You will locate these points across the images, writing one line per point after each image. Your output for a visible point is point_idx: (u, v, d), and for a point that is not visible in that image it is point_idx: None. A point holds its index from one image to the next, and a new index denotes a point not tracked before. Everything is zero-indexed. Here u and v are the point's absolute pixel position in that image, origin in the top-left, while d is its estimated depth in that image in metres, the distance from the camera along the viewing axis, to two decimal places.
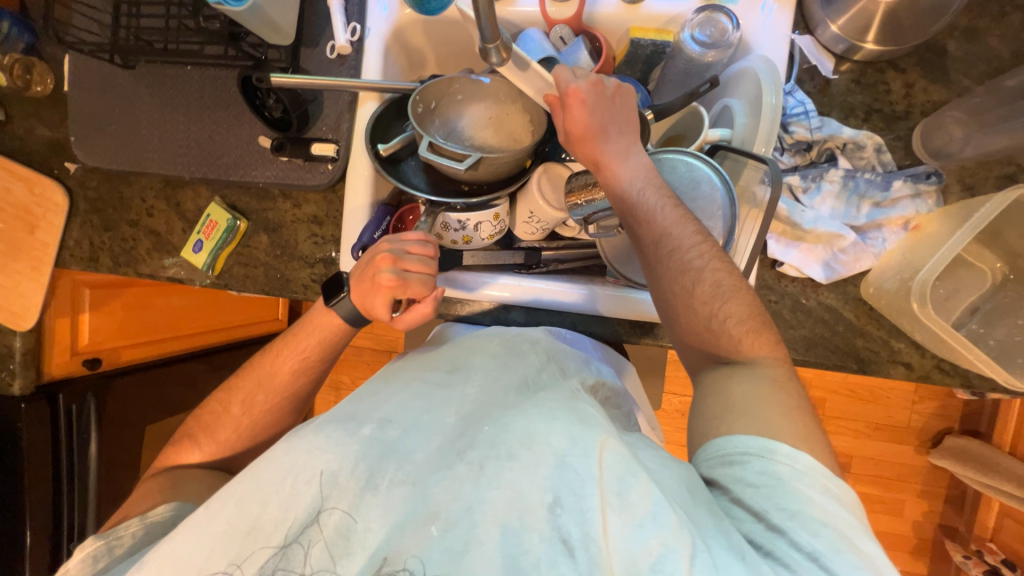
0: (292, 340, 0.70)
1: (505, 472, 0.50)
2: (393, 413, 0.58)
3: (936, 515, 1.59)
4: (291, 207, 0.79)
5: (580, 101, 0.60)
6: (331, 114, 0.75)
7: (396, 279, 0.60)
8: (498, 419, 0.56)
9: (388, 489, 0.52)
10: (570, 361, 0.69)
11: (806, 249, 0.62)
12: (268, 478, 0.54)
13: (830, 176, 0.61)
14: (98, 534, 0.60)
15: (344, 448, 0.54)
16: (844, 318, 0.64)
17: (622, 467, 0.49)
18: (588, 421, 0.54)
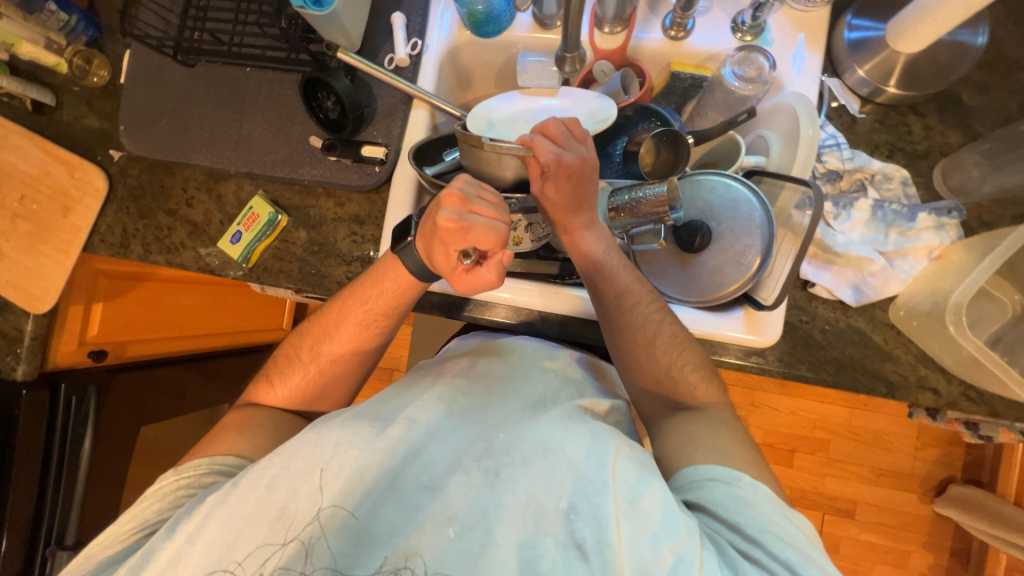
0: (360, 289, 0.70)
1: (520, 477, 0.51)
2: (418, 414, 0.58)
3: (941, 569, 1.55)
4: (334, 206, 0.80)
5: (565, 168, 0.63)
6: (384, 120, 0.79)
7: (457, 221, 0.55)
8: (514, 428, 0.56)
9: (407, 493, 0.52)
10: (586, 386, 0.66)
11: (837, 272, 0.65)
12: (296, 464, 0.53)
13: (860, 205, 0.65)
14: (172, 470, 0.61)
15: (371, 447, 0.54)
16: (873, 341, 0.66)
17: (634, 475, 0.50)
18: (598, 428, 0.55)
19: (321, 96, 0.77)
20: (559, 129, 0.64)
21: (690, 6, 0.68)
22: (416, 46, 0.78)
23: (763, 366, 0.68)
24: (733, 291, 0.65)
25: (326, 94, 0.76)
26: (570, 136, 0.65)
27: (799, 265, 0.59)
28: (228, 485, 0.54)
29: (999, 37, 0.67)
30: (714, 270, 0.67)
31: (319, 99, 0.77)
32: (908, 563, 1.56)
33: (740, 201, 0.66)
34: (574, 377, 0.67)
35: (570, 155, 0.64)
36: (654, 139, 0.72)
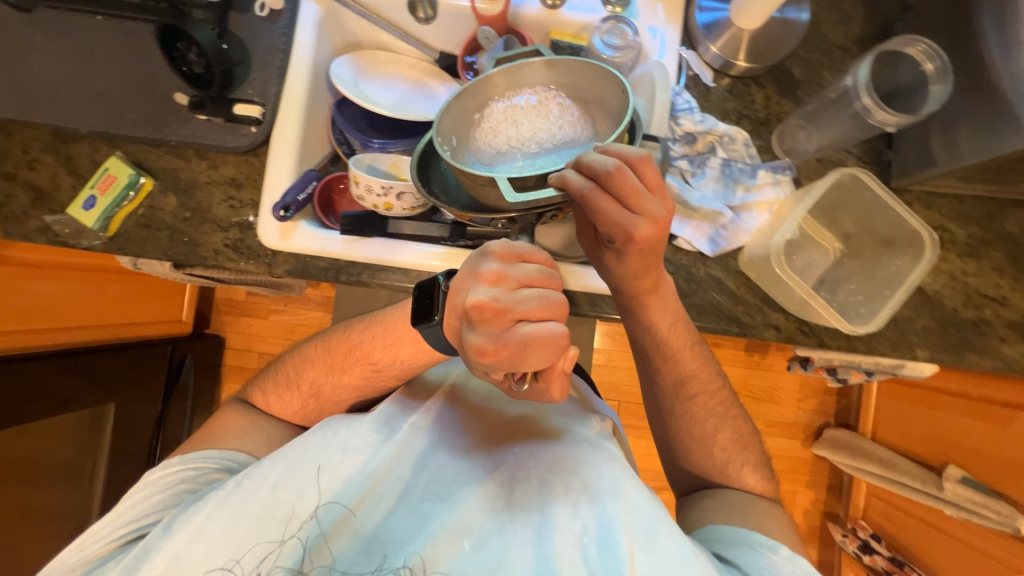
0: (370, 343, 0.67)
1: (537, 491, 0.58)
2: (424, 419, 0.65)
3: (821, 504, 1.78)
4: (207, 168, 0.75)
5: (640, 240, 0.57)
6: (259, 77, 0.75)
7: (500, 342, 0.46)
8: (531, 446, 0.62)
9: (420, 501, 0.59)
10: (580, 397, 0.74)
11: (695, 226, 0.72)
12: (305, 466, 0.59)
13: (711, 163, 0.73)
14: (180, 457, 0.65)
15: (379, 451, 0.61)
16: (727, 287, 0.74)
17: (648, 510, 0.56)
18: (614, 458, 0.61)
19: (182, 47, 0.71)
20: (632, 183, 0.54)
21: None
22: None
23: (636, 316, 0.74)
24: None
25: (188, 44, 0.70)
26: (643, 186, 0.56)
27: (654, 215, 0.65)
28: (230, 484, 0.57)
29: (821, 21, 0.77)
30: None
31: (179, 50, 0.71)
32: (795, 501, 1.78)
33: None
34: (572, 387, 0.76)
35: (642, 221, 0.56)
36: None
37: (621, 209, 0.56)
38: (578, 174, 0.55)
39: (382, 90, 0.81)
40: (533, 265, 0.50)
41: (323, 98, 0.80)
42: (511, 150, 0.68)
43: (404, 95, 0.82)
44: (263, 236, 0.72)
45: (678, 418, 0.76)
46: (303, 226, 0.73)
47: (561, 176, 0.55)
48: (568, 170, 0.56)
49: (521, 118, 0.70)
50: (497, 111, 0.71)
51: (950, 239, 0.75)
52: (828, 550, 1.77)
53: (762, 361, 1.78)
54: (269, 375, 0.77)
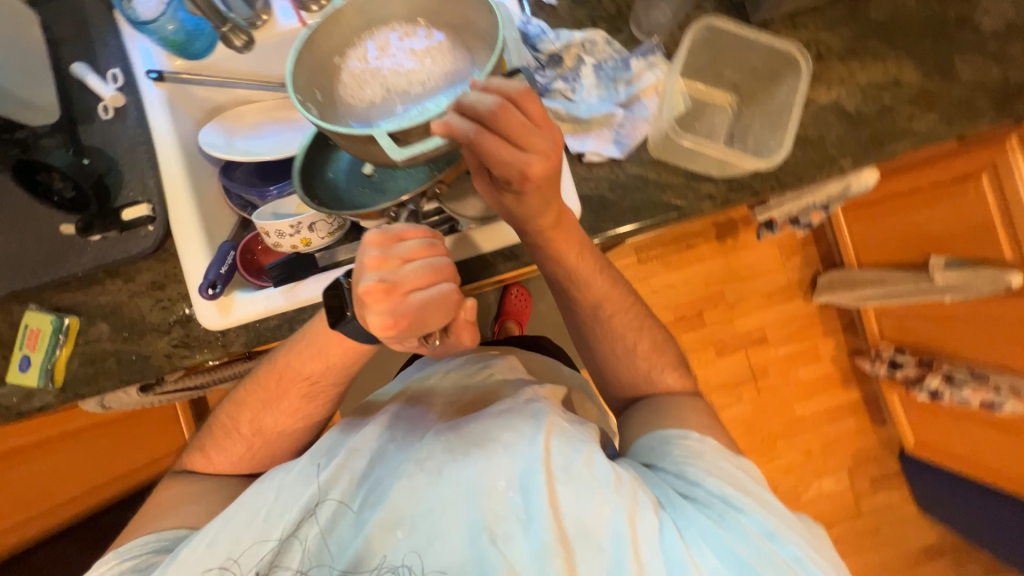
0: (293, 365, 0.67)
1: (460, 457, 0.60)
2: (361, 441, 0.66)
3: (844, 345, 1.84)
4: (124, 283, 0.73)
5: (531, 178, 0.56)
6: (133, 176, 0.73)
7: (394, 318, 0.49)
8: (453, 429, 0.64)
9: (359, 508, 0.60)
10: (522, 377, 0.79)
11: (596, 136, 0.74)
12: (247, 514, 0.61)
13: (584, 73, 0.74)
14: (115, 552, 0.62)
15: (313, 479, 0.63)
16: (651, 179, 0.75)
17: (567, 448, 0.60)
18: (539, 413, 0.65)
19: (45, 177, 0.68)
20: (516, 122, 0.53)
21: None
22: (117, 76, 0.74)
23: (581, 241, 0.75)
24: None
25: (47, 171, 0.67)
26: (529, 121, 0.55)
27: None
28: (169, 555, 0.60)
29: None
30: None
31: (43, 181, 0.68)
32: (819, 354, 1.83)
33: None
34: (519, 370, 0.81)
35: (533, 158, 0.55)
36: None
37: (511, 149, 0.55)
38: (461, 117, 0.54)
39: (260, 139, 0.80)
40: (411, 240, 0.51)
41: (206, 170, 0.79)
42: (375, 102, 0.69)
43: (283, 135, 0.81)
44: (206, 321, 0.72)
45: (621, 327, 0.78)
46: (238, 296, 0.73)
47: (442, 122, 0.53)
48: (452, 113, 0.54)
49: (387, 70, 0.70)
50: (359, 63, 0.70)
51: (828, 48, 0.77)
52: (867, 383, 1.83)
53: (736, 242, 1.82)
54: (207, 428, 0.76)
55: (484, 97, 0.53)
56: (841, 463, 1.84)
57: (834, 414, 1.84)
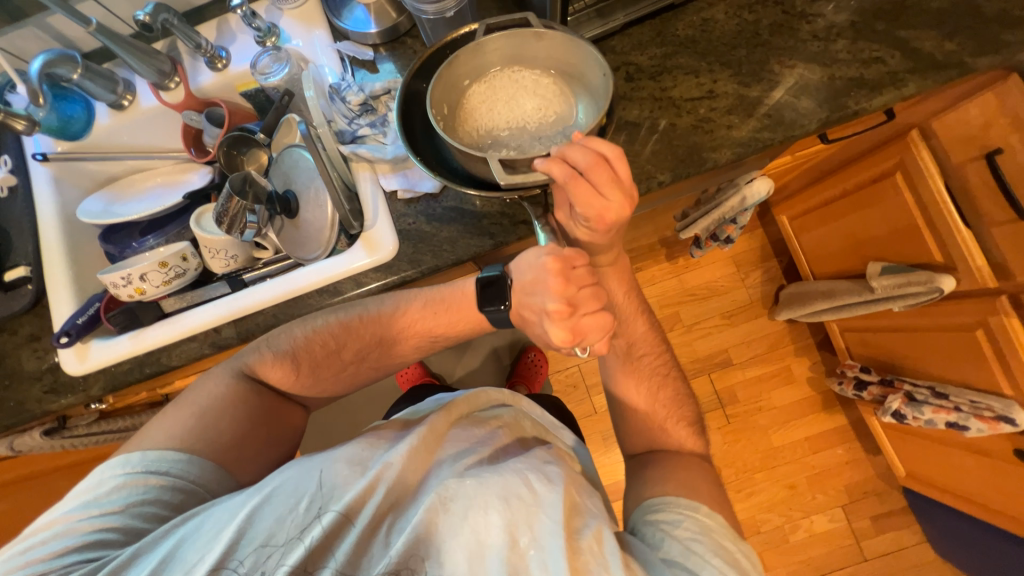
0: (421, 318, 0.76)
1: (486, 496, 0.56)
2: (393, 454, 0.61)
3: (821, 365, 1.69)
4: (9, 336, 0.83)
5: (609, 219, 0.59)
6: (19, 243, 0.85)
7: (568, 332, 0.63)
8: (477, 470, 0.60)
9: (372, 538, 0.55)
10: (528, 433, 0.75)
11: (409, 173, 0.78)
12: (282, 499, 0.56)
13: (391, 117, 0.79)
14: (136, 457, 0.63)
15: (349, 488, 0.57)
16: (467, 210, 0.78)
17: (580, 519, 0.58)
18: (552, 474, 0.61)
19: None
20: (607, 176, 0.56)
21: (202, 43, 0.82)
22: (9, 161, 0.87)
23: (401, 274, 0.77)
24: (331, 226, 0.79)
25: None
26: (620, 179, 0.57)
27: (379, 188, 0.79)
28: (182, 523, 0.56)
29: None
30: (313, 220, 0.80)
31: None
32: (794, 375, 1.69)
33: (305, 167, 0.81)
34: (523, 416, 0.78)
35: (615, 205, 0.58)
36: (225, 148, 0.84)
37: (595, 196, 0.57)
38: (562, 161, 0.56)
39: (139, 203, 0.91)
40: (580, 267, 0.64)
41: (89, 235, 0.90)
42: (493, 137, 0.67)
43: (159, 197, 0.91)
44: (66, 367, 0.79)
45: None
46: (95, 343, 0.81)
47: (545, 164, 0.55)
48: (554, 157, 0.56)
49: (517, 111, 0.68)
50: (496, 99, 0.69)
51: (637, 70, 0.79)
52: (852, 407, 1.65)
53: (689, 261, 1.75)
54: (296, 336, 0.74)
55: (579, 151, 0.55)
56: (835, 500, 1.63)
57: (820, 443, 1.66)
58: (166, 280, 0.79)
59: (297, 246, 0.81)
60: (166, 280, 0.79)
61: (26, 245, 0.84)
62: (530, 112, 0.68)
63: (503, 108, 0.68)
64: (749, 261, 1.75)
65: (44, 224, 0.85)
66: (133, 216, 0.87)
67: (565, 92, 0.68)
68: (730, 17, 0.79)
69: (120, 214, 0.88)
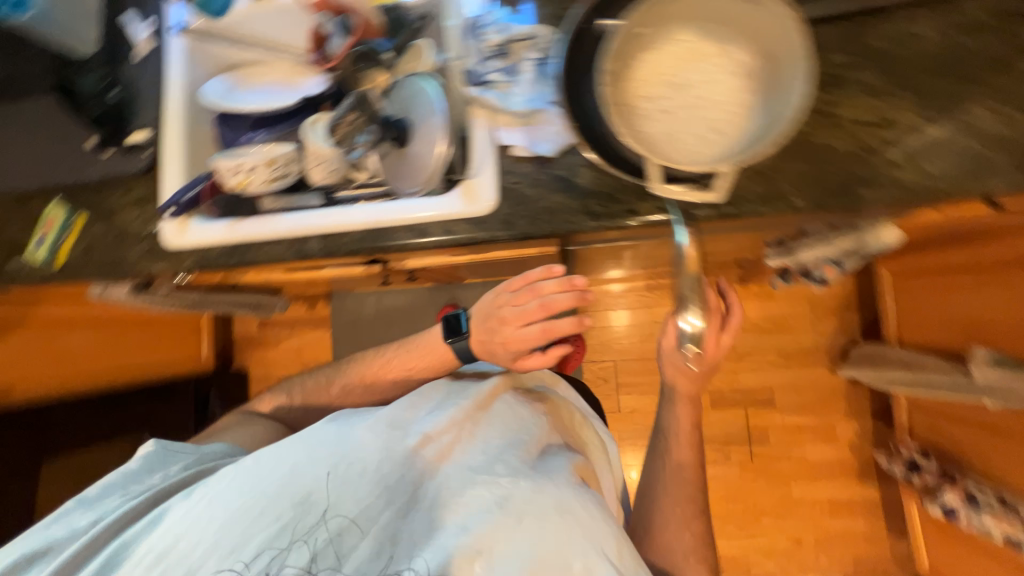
0: (410, 356, 0.97)
1: (499, 489, 0.71)
2: (433, 432, 0.79)
3: (869, 433, 1.58)
4: (120, 195, 0.88)
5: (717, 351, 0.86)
6: (147, 109, 0.89)
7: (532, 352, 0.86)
8: (507, 463, 0.75)
9: (405, 509, 0.72)
10: (553, 443, 0.83)
11: (529, 129, 0.74)
12: (341, 466, 0.74)
13: (523, 68, 0.74)
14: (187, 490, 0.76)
15: (395, 453, 0.76)
16: (576, 184, 0.74)
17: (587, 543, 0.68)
18: (563, 498, 0.72)
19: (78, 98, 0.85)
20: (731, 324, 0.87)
21: None
22: (153, 25, 0.92)
23: (492, 232, 0.75)
24: (438, 164, 0.73)
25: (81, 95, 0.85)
26: (727, 329, 0.87)
27: (496, 137, 0.75)
28: (243, 492, 0.72)
29: None
30: (422, 154, 0.75)
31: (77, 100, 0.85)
32: (837, 436, 1.60)
33: (428, 98, 0.75)
34: (550, 430, 0.86)
35: (727, 336, 0.87)
36: (353, 58, 0.83)
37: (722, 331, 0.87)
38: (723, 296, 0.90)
39: (253, 95, 0.91)
40: (519, 291, 0.83)
41: (205, 117, 0.92)
42: (653, 109, 0.58)
43: (273, 93, 0.90)
44: (165, 238, 0.84)
45: None
46: (194, 221, 0.84)
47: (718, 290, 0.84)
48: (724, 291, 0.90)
49: (684, 86, 0.58)
50: (661, 64, 0.59)
51: None
52: (890, 485, 1.55)
53: (762, 290, 1.65)
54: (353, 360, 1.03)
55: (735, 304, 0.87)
56: (836, 567, 1.57)
57: (841, 509, 1.58)
58: (269, 180, 0.80)
59: (399, 177, 0.79)
60: (269, 180, 0.80)
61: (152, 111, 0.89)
62: (700, 91, 0.58)
63: (669, 79, 0.59)
64: (828, 307, 1.62)
65: (170, 96, 0.89)
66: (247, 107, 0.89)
67: (743, 77, 0.58)
68: (936, 36, 0.68)
69: (235, 101, 0.89)
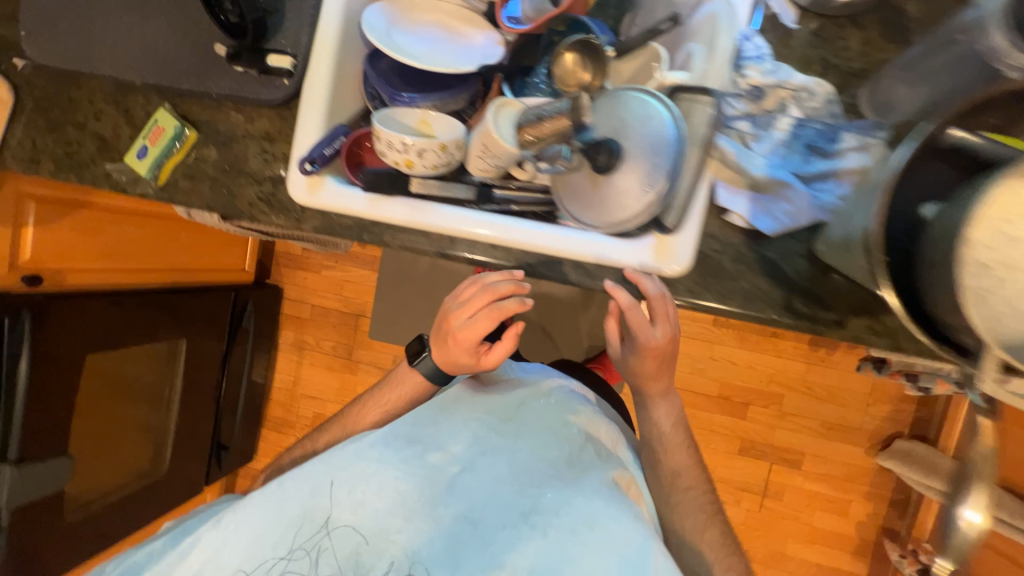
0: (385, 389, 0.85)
1: (520, 519, 0.66)
2: (458, 450, 0.71)
3: (879, 518, 1.62)
4: (244, 121, 0.76)
5: (659, 348, 0.70)
6: (292, 26, 0.73)
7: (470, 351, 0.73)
8: (555, 489, 0.68)
9: (433, 512, 0.67)
10: (602, 445, 0.75)
11: (754, 198, 0.63)
12: (346, 477, 0.69)
13: (780, 124, 0.61)
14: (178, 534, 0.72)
15: (406, 468, 0.69)
16: (784, 273, 0.64)
17: (633, 554, 0.62)
18: (602, 511, 0.65)
19: None
20: (642, 317, 0.67)
21: None
22: None
23: (671, 297, 0.66)
24: (640, 214, 0.62)
25: None
26: (652, 318, 0.68)
27: (716, 197, 0.63)
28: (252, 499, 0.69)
29: None
30: (623, 192, 0.63)
31: None
32: (847, 511, 1.64)
33: (655, 128, 0.61)
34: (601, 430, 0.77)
35: (660, 335, 0.69)
36: (579, 45, 0.66)
37: (646, 324, 0.69)
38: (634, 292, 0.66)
39: (415, 38, 0.78)
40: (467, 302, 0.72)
41: (356, 51, 0.77)
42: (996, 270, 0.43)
43: (439, 44, 0.79)
44: (292, 191, 0.73)
45: None
46: (330, 182, 0.73)
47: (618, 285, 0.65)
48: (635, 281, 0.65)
49: None
50: None
51: None
52: (879, 566, 1.62)
53: (829, 358, 1.61)
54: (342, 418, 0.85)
55: (652, 284, 0.64)
56: None
57: (826, 574, 1.66)
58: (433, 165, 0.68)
59: (580, 205, 0.67)
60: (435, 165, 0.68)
61: (298, 32, 0.73)
62: None
63: None
64: (887, 392, 1.60)
65: (324, 19, 0.72)
66: (406, 57, 0.74)
67: None
68: None
69: (394, 46, 0.75)
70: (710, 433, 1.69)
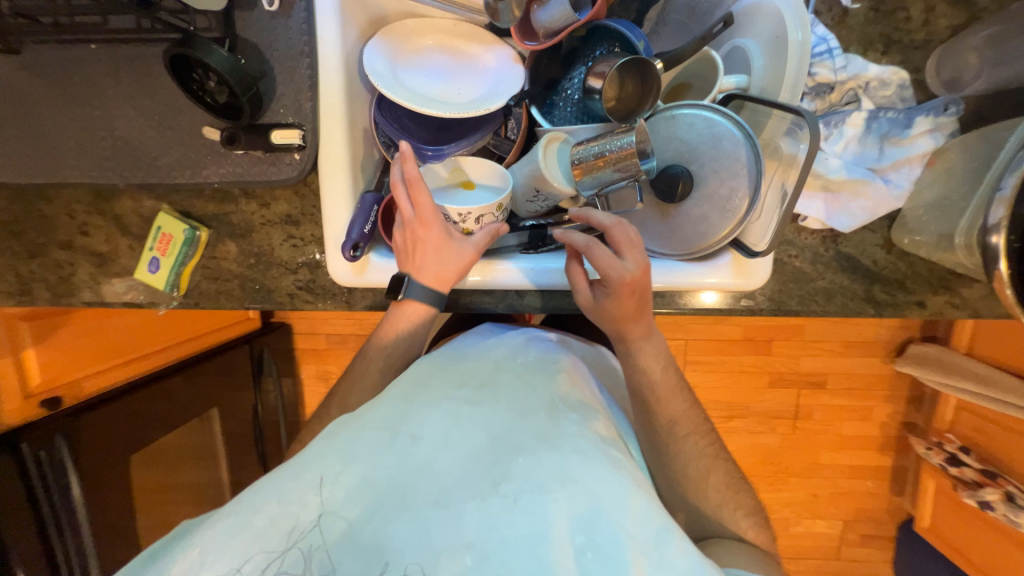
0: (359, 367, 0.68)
1: (527, 476, 0.48)
2: (423, 428, 0.51)
3: (899, 415, 1.77)
4: (258, 208, 0.68)
5: (632, 286, 0.57)
6: (289, 92, 0.64)
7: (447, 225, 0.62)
8: (532, 450, 0.50)
9: (397, 510, 0.46)
10: (587, 395, 0.62)
11: (830, 199, 0.61)
12: (281, 520, 0.45)
13: (853, 120, 0.59)
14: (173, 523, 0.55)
15: (377, 460, 0.48)
16: (862, 265, 0.64)
17: (656, 521, 0.46)
18: (607, 456, 0.51)
19: (199, 75, 0.60)
20: (621, 236, 0.58)
21: None
22: None
23: (753, 308, 0.66)
24: (722, 239, 0.59)
25: (204, 71, 0.59)
26: (615, 248, 0.58)
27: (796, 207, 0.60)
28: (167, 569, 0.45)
29: None
30: (699, 219, 0.60)
31: (197, 79, 0.60)
32: (871, 416, 1.78)
33: (725, 148, 0.57)
34: (579, 375, 0.66)
35: (634, 269, 0.57)
36: (617, 69, 0.60)
37: (612, 258, 0.57)
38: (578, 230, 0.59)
39: (423, 76, 0.69)
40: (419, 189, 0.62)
41: (361, 100, 0.68)
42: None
43: (450, 77, 0.70)
44: (336, 276, 0.66)
45: None
46: (375, 258, 0.67)
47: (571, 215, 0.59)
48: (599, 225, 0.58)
49: None
50: None
51: None
52: (902, 456, 1.80)
53: None
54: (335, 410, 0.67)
55: (601, 215, 0.58)
56: (840, 514, 1.87)
57: (857, 473, 1.83)
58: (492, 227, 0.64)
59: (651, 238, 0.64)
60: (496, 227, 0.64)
61: (296, 98, 0.64)
62: None
63: None
64: None
65: (323, 77, 0.63)
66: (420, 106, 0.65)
67: None
68: None
69: (404, 91, 0.66)
70: (740, 375, 1.76)
